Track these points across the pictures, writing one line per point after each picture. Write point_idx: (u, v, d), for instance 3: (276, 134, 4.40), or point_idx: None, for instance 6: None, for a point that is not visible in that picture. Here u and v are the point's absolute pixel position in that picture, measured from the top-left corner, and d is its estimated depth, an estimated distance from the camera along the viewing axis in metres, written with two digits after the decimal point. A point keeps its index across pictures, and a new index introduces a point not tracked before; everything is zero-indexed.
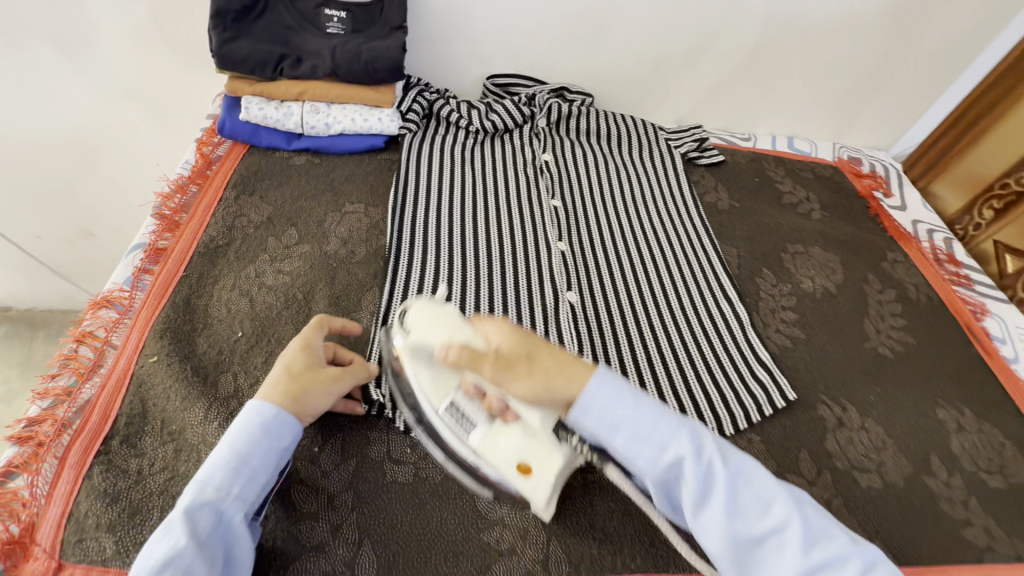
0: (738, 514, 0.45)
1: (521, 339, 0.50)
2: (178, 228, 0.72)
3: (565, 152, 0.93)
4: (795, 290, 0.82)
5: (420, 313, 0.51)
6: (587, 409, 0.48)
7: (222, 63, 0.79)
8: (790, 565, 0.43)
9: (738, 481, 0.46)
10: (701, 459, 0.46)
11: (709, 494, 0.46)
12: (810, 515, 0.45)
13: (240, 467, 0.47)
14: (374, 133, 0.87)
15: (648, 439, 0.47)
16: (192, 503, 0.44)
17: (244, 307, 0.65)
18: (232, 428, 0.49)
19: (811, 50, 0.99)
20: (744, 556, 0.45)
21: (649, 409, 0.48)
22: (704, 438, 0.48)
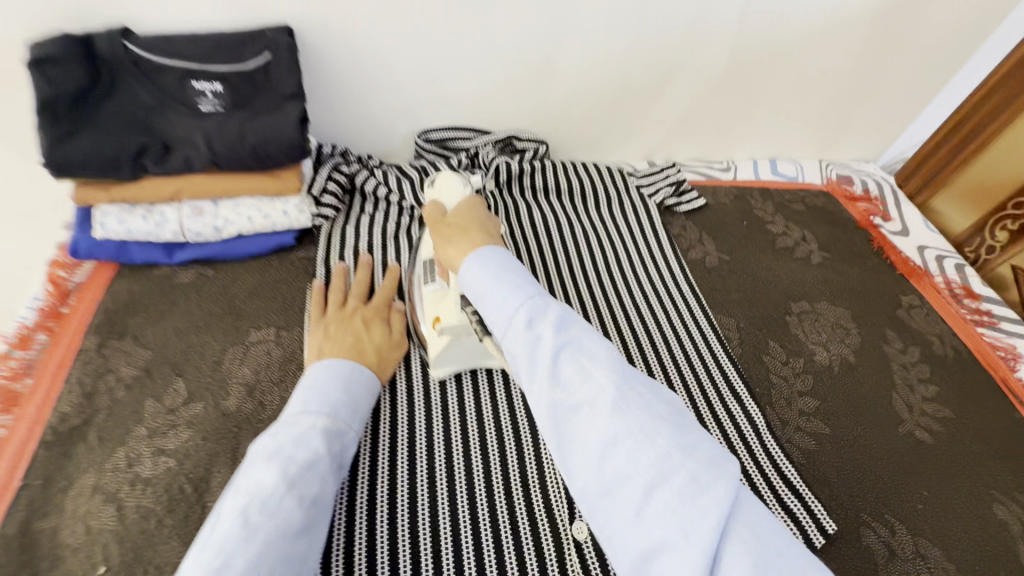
0: (560, 381, 0.37)
1: (466, 211, 0.54)
2: (17, 405, 0.54)
3: (521, 221, 0.78)
4: (809, 365, 0.70)
5: (444, 179, 0.58)
6: (469, 274, 0.47)
7: (60, 170, 0.59)
8: (597, 437, 0.35)
9: (569, 349, 0.38)
10: (534, 329, 0.40)
11: (537, 366, 0.38)
12: (640, 400, 0.36)
13: (353, 407, 0.51)
14: (281, 230, 0.69)
15: (497, 305, 0.42)
16: (323, 428, 0.47)
17: (108, 523, 0.48)
18: (329, 370, 0.52)
19: (789, 65, 0.86)
20: (557, 434, 0.37)
21: (509, 283, 0.43)
22: (550, 311, 0.41)
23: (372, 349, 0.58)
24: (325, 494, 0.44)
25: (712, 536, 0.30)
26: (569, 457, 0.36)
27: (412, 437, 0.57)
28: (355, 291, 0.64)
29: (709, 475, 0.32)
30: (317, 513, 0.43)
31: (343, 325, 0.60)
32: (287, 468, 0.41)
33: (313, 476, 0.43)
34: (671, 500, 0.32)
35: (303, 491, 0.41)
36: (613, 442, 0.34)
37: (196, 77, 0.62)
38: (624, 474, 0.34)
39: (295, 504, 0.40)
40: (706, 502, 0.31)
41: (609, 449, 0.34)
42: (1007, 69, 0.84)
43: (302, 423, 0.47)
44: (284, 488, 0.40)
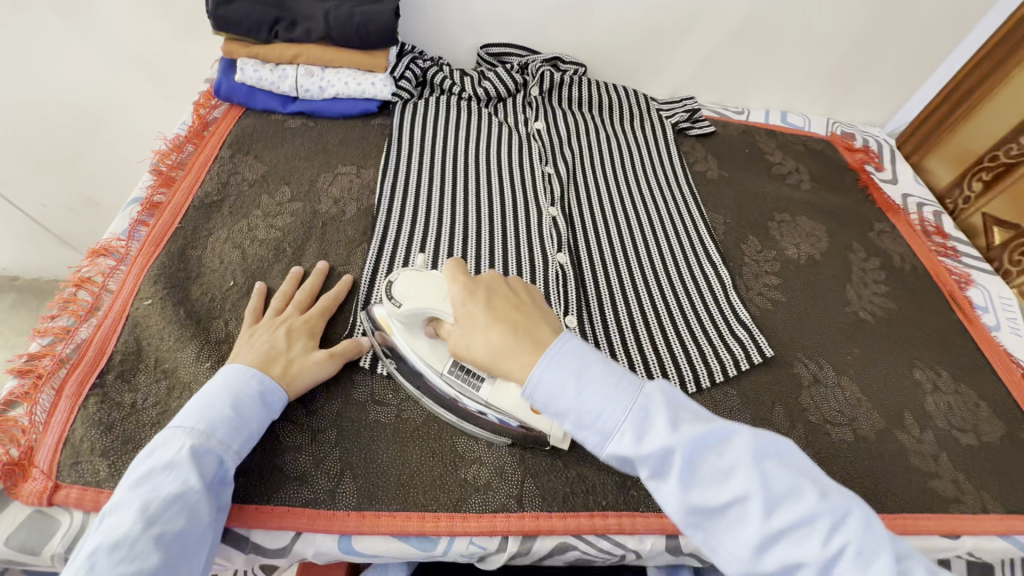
0: (694, 485, 0.41)
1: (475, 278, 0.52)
2: (173, 183, 0.74)
3: (557, 121, 0.94)
4: (780, 256, 0.84)
5: (403, 282, 0.54)
6: (552, 395, 0.44)
7: (218, 25, 0.79)
8: (753, 535, 0.39)
9: (697, 449, 0.41)
10: (648, 441, 0.41)
11: (666, 470, 0.41)
12: (775, 477, 0.40)
13: (238, 426, 0.49)
14: (368, 98, 0.88)
15: (591, 422, 0.43)
16: (193, 450, 0.46)
17: (236, 259, 0.67)
18: (221, 381, 0.51)
19: (804, 23, 1.00)
20: (709, 529, 0.41)
21: (594, 394, 0.43)
22: (655, 408, 0.42)
23: (287, 363, 0.55)
24: (197, 526, 0.44)
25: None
26: (721, 548, 0.41)
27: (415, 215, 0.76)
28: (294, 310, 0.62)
29: (866, 536, 0.38)
30: (184, 549, 0.42)
31: (267, 330, 0.58)
32: (146, 503, 0.42)
33: (178, 509, 0.43)
34: (854, 574, 0.36)
35: (163, 529, 0.42)
36: (805, 564, 0.38)
37: None
38: (790, 564, 0.38)
39: (151, 545, 0.40)
40: (876, 573, 0.36)
41: (767, 546, 0.39)
42: (998, 38, 0.96)
43: (173, 446, 0.46)
44: (140, 529, 0.41)
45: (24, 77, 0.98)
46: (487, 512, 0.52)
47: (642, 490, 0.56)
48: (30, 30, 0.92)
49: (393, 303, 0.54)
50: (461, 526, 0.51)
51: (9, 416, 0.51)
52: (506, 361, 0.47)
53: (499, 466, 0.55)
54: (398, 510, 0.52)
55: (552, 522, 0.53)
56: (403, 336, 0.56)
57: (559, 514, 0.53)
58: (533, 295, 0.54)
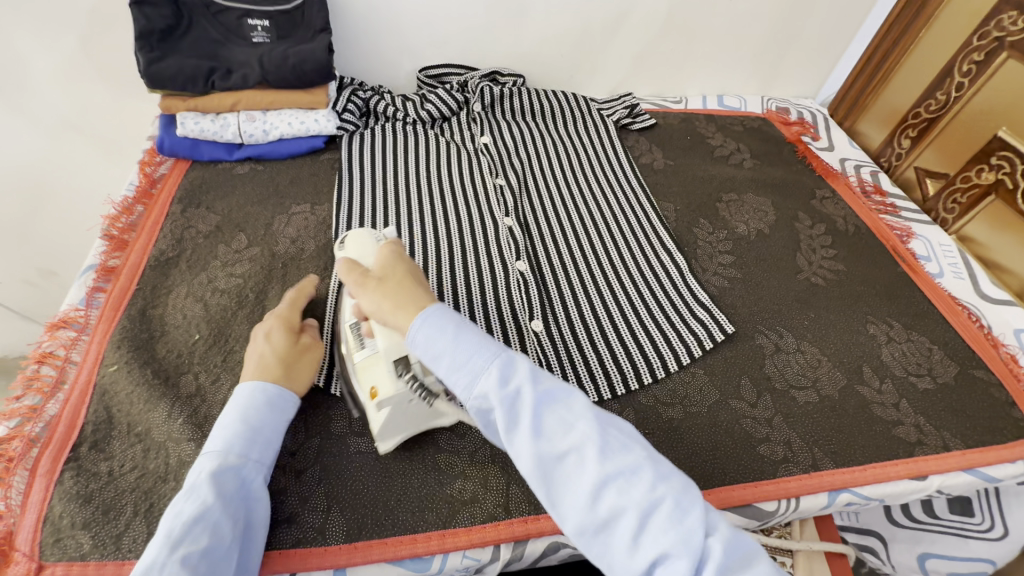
0: (546, 434, 0.46)
1: (390, 260, 0.57)
2: (127, 246, 0.74)
3: (503, 132, 0.96)
4: (731, 235, 0.87)
5: (354, 237, 0.61)
6: (416, 338, 0.50)
7: (153, 83, 0.80)
8: (591, 478, 0.44)
9: (548, 403, 0.47)
10: (509, 384, 0.47)
11: (517, 419, 0.46)
12: (614, 437, 0.46)
13: (253, 436, 0.52)
14: (314, 135, 0.89)
15: (464, 366, 0.48)
16: (214, 470, 0.49)
17: (199, 311, 0.67)
18: (228, 402, 0.54)
19: (724, 11, 1.04)
20: (550, 481, 0.45)
21: (467, 347, 0.49)
22: (519, 364, 0.49)
23: (282, 363, 0.58)
24: (223, 541, 0.45)
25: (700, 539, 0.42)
26: (562, 500, 0.45)
27: None
28: (286, 307, 0.64)
29: (682, 493, 0.44)
30: (215, 563, 0.44)
31: (258, 332, 0.61)
32: (171, 529, 0.44)
33: (200, 528, 0.45)
34: (668, 523, 0.42)
35: (189, 549, 0.44)
36: (635, 510, 0.43)
37: (251, 16, 0.83)
38: (619, 508, 0.43)
39: (178, 566, 0.42)
40: (691, 522, 0.42)
41: (601, 492, 0.44)
42: (899, 9, 1.03)
43: (199, 468, 0.49)
44: (167, 553, 0.43)
45: None
46: (477, 525, 0.54)
47: None
48: None
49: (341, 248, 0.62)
50: (453, 543, 0.52)
51: None
52: (394, 302, 0.53)
53: (483, 478, 0.56)
54: (389, 536, 0.52)
55: (541, 524, 0.54)
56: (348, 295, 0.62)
57: (547, 515, 0.55)
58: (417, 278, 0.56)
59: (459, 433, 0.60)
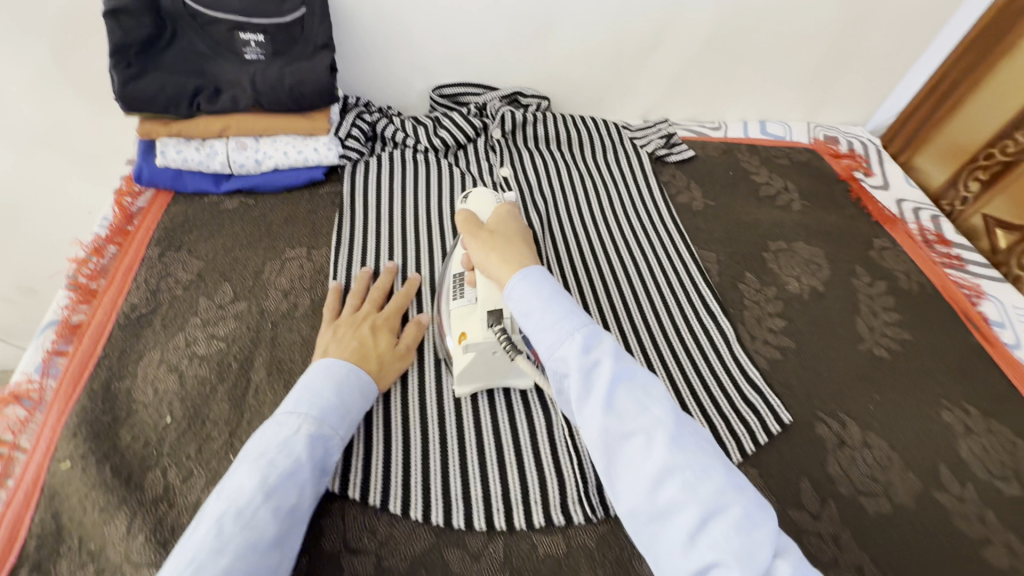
0: (617, 410, 0.41)
1: (506, 219, 0.59)
2: (94, 298, 0.65)
3: (524, 164, 0.86)
4: (781, 293, 0.77)
5: (477, 194, 0.64)
6: (512, 292, 0.51)
7: (129, 106, 0.69)
8: (652, 466, 0.39)
9: (624, 381, 0.43)
10: (590, 354, 0.44)
11: (591, 387, 0.43)
12: (690, 434, 0.41)
13: (344, 412, 0.52)
14: (312, 165, 0.79)
15: (548, 327, 0.47)
16: (308, 433, 0.48)
17: (173, 385, 0.58)
18: (327, 371, 0.53)
19: (775, 30, 0.93)
20: (609, 454, 0.41)
21: (558, 308, 0.47)
22: (604, 340, 0.46)
23: (378, 358, 0.58)
24: (303, 505, 0.45)
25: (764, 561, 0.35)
26: (618, 480, 0.41)
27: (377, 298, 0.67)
28: (375, 301, 0.65)
29: (754, 506, 0.37)
30: (295, 525, 0.45)
31: (349, 328, 0.61)
32: (266, 476, 0.44)
33: (291, 486, 0.45)
34: (729, 531, 0.36)
35: (279, 501, 0.44)
36: (696, 513, 0.37)
37: (243, 29, 0.72)
38: (678, 503, 0.37)
39: (270, 515, 0.42)
40: (757, 538, 0.36)
41: (662, 480, 0.38)
42: (981, 26, 0.91)
43: (289, 427, 0.48)
44: (261, 499, 0.43)
45: None
46: None
47: None
48: None
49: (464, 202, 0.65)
50: None
51: None
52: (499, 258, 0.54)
53: None
54: None
55: None
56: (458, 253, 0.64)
57: None
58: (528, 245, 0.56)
59: (472, 553, 0.50)
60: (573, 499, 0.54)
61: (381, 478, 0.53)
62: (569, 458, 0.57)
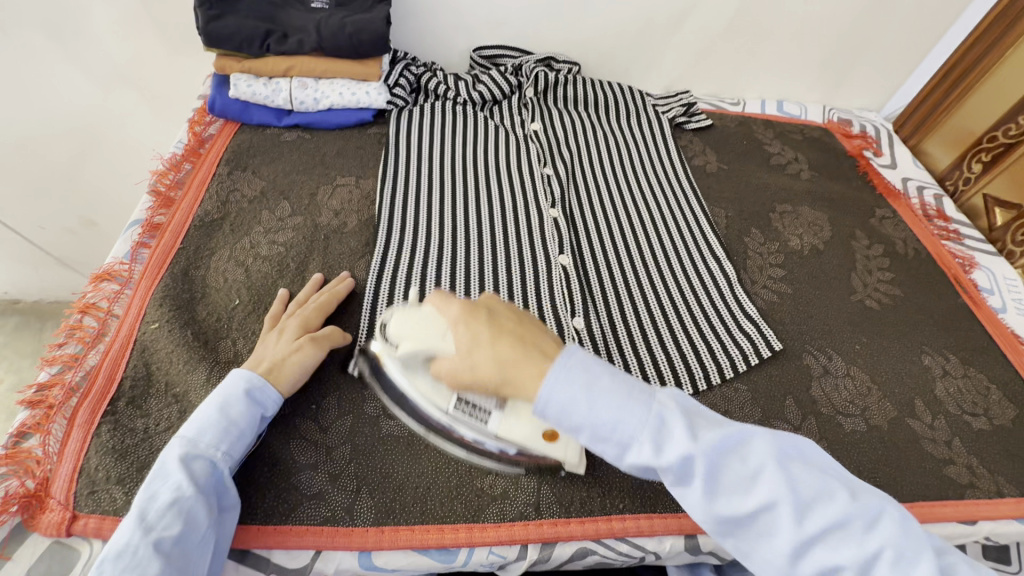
0: (722, 489, 0.42)
1: (470, 309, 0.48)
2: (173, 204, 0.74)
3: (554, 121, 0.94)
4: (783, 248, 0.84)
5: (398, 323, 0.53)
6: (548, 405, 0.43)
7: (210, 41, 0.79)
8: (785, 539, 0.40)
9: (723, 453, 0.42)
10: (666, 452, 0.42)
11: (689, 478, 0.42)
12: (801, 479, 0.41)
13: (228, 429, 0.50)
14: (364, 107, 0.88)
15: (610, 436, 0.43)
16: (184, 455, 0.48)
17: (240, 276, 0.67)
18: (212, 387, 0.52)
19: (797, 11, 0.99)
20: (746, 537, 0.42)
21: (604, 407, 0.42)
22: (672, 421, 0.42)
23: (272, 361, 0.56)
24: (196, 529, 0.45)
25: (910, 573, 0.37)
26: (745, 543, 0.42)
27: (416, 221, 0.76)
28: (304, 309, 0.62)
29: (890, 523, 0.39)
30: (193, 550, 0.44)
31: (268, 332, 0.60)
32: (143, 512, 0.44)
33: (173, 515, 0.44)
34: (892, 574, 0.38)
35: (160, 535, 0.43)
36: (836, 552, 0.39)
37: None
38: (824, 557, 0.39)
39: (150, 553, 0.42)
40: (915, 568, 0.37)
41: (803, 550, 0.40)
42: (993, 16, 0.95)
43: (167, 455, 0.48)
44: (140, 537, 0.43)
45: (16, 103, 1.00)
46: (505, 522, 0.52)
47: (658, 491, 0.56)
48: (25, 52, 0.94)
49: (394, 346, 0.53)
50: (480, 537, 0.51)
51: (22, 448, 0.51)
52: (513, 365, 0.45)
53: (514, 475, 0.55)
54: (417, 524, 0.52)
55: (571, 528, 0.53)
56: (408, 379, 0.54)
57: (578, 520, 0.53)
58: (522, 318, 0.49)
59: None
60: None
61: None
62: None
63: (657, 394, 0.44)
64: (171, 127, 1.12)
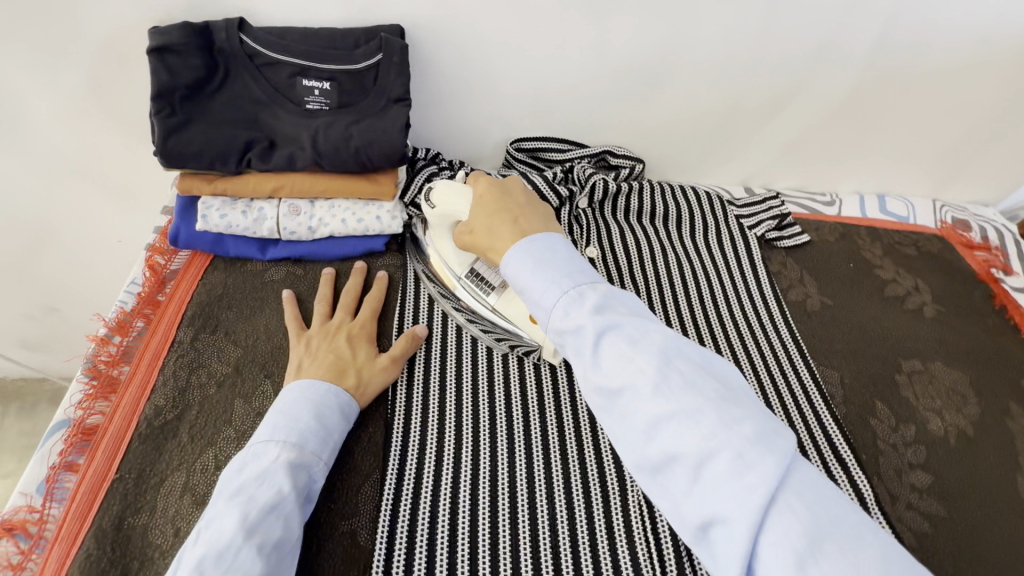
0: (604, 363, 0.39)
1: (488, 192, 0.54)
2: (115, 392, 0.55)
3: (614, 244, 0.74)
4: (922, 435, 0.63)
5: (438, 194, 0.59)
6: (514, 267, 0.47)
7: (171, 160, 0.59)
8: (643, 417, 0.37)
9: (613, 333, 0.40)
10: (572, 321, 0.42)
11: (582, 361, 0.41)
12: (684, 375, 0.37)
13: (325, 436, 0.49)
14: (373, 235, 0.68)
15: (541, 295, 0.44)
16: (289, 459, 0.46)
17: (197, 527, 0.47)
18: (300, 396, 0.51)
19: (920, 99, 0.79)
20: (611, 415, 0.40)
21: (543, 275, 0.45)
22: (590, 297, 0.42)
23: (356, 370, 0.56)
24: (291, 536, 0.42)
25: (757, 500, 0.32)
26: (617, 435, 0.40)
27: (442, 417, 0.57)
28: (348, 305, 0.63)
29: (759, 451, 0.34)
30: (281, 558, 0.41)
31: (323, 339, 0.58)
32: (246, 513, 0.40)
33: (275, 518, 0.41)
34: (726, 475, 0.34)
35: (262, 536, 0.40)
36: (695, 446, 0.35)
37: (307, 75, 0.61)
38: (673, 451, 0.36)
39: (254, 554, 0.38)
40: (756, 479, 0.33)
41: (655, 429, 0.36)
42: None
43: (266, 456, 0.45)
44: (242, 537, 0.39)
45: None
46: None
47: None
48: None
49: (432, 207, 0.60)
50: None
51: None
52: (490, 240, 0.52)
53: None
54: None
55: None
56: (435, 241, 0.65)
57: None
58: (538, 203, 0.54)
59: None
60: None
61: None
62: None
63: (595, 278, 0.45)
64: (142, 217, 0.93)
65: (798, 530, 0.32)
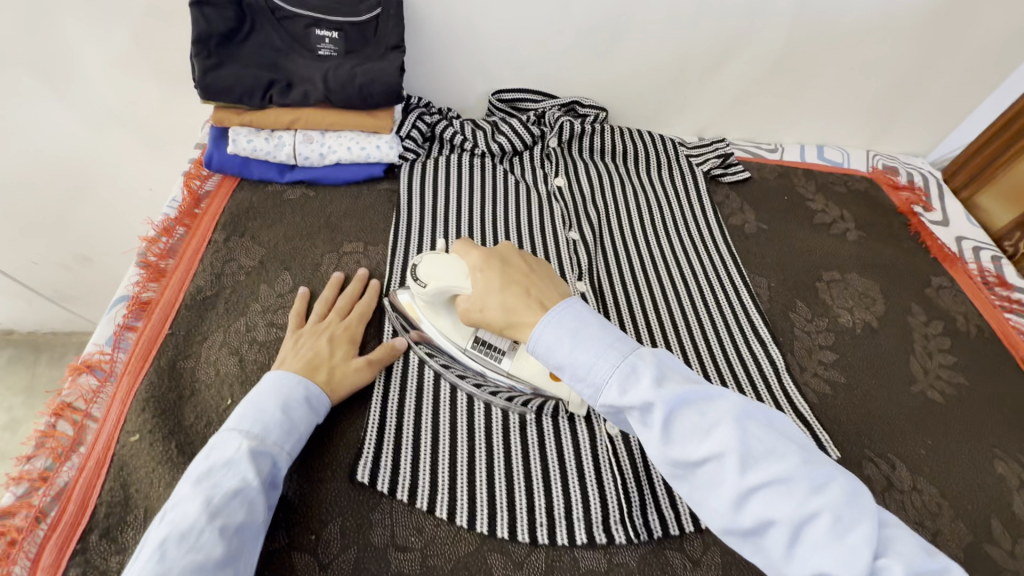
0: (676, 437, 0.40)
1: (484, 260, 0.53)
2: (164, 276, 0.68)
3: (579, 175, 0.87)
4: (833, 326, 0.76)
5: (428, 268, 0.59)
6: (546, 347, 0.46)
7: (207, 94, 0.72)
8: (730, 489, 0.38)
9: (681, 406, 0.40)
10: (632, 395, 0.42)
11: (650, 428, 0.41)
12: (757, 434, 0.39)
13: (290, 428, 0.51)
14: (373, 162, 0.80)
15: (588, 372, 0.44)
16: (253, 448, 0.48)
17: (233, 368, 0.60)
18: (270, 385, 0.53)
19: (846, 56, 0.91)
20: (693, 483, 0.41)
21: (591, 346, 0.44)
22: (643, 367, 0.42)
23: (330, 367, 0.58)
24: (254, 520, 0.45)
25: (862, 554, 0.34)
26: (700, 501, 0.41)
27: None
28: (337, 308, 0.65)
29: (848, 505, 0.36)
30: (245, 539, 0.44)
31: (312, 337, 0.61)
32: (209, 497, 0.43)
33: (238, 504, 0.44)
34: (826, 538, 0.35)
35: (226, 520, 0.43)
36: (792, 517, 0.36)
37: (319, 26, 0.74)
38: (767, 518, 0.37)
39: (217, 536, 0.41)
40: (855, 539, 0.35)
41: (744, 501, 0.38)
42: None
43: (230, 446, 0.47)
44: (206, 519, 0.42)
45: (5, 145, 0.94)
46: None
47: None
48: (12, 93, 0.87)
49: (422, 285, 0.59)
50: None
51: None
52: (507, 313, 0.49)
53: None
54: None
55: None
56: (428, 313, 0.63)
57: None
58: (542, 267, 0.53)
59: (515, 560, 0.51)
60: (615, 517, 0.54)
61: (430, 480, 0.54)
62: (614, 480, 0.56)
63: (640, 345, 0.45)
64: (169, 167, 1.05)
65: (903, 566, 0.34)
